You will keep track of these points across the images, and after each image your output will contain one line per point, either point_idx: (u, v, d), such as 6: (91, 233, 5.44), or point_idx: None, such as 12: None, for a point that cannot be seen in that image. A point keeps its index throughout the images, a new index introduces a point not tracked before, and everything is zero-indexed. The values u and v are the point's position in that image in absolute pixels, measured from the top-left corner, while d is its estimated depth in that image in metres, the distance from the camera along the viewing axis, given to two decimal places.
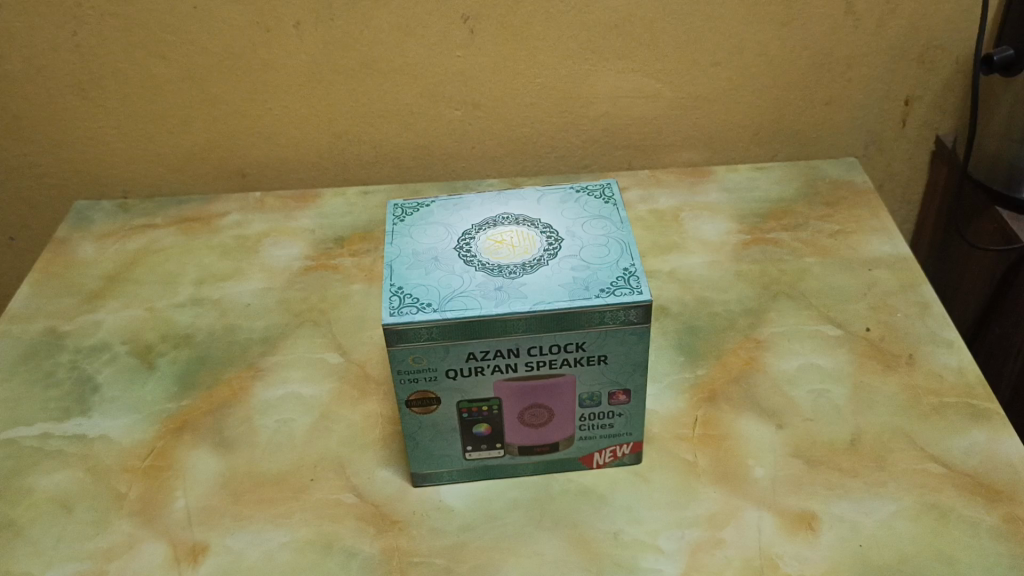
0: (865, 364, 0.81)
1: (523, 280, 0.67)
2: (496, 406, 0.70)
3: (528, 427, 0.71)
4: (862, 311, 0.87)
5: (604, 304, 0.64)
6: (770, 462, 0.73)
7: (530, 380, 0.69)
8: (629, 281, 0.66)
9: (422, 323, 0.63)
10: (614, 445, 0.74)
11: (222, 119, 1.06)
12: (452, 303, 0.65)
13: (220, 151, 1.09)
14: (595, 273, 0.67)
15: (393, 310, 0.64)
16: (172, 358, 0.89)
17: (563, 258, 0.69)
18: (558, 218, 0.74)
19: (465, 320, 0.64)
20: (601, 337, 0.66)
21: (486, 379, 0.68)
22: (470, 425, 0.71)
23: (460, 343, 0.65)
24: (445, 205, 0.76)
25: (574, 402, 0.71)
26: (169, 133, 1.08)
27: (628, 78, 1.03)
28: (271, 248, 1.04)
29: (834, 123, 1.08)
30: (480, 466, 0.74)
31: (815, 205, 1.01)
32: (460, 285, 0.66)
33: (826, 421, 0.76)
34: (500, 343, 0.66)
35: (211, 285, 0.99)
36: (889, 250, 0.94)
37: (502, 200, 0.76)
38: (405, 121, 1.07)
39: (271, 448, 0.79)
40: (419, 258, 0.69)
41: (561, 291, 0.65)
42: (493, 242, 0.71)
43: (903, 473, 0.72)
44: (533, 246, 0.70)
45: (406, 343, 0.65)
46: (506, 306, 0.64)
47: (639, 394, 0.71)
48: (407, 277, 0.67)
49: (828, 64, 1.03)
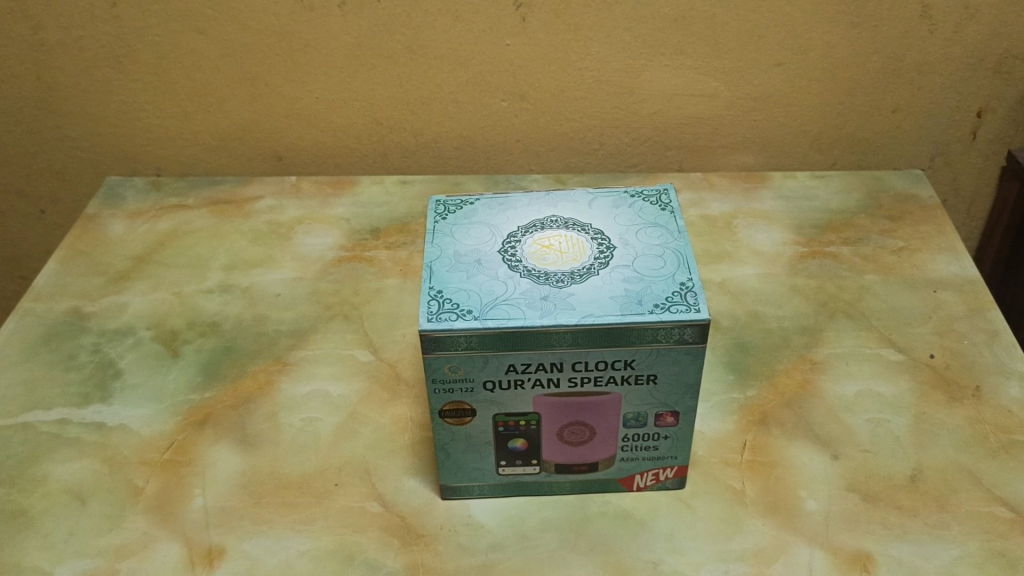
0: (928, 394, 0.76)
1: (572, 289, 0.62)
2: (534, 421, 0.66)
3: (567, 445, 0.67)
4: (927, 336, 0.81)
5: (657, 321, 0.60)
6: (824, 495, 0.69)
7: (573, 397, 0.65)
8: (685, 296, 0.61)
9: (461, 331, 0.59)
10: (657, 468, 0.69)
11: (260, 100, 1.03)
12: (495, 311, 0.61)
13: (256, 133, 1.06)
14: (649, 286, 0.62)
15: (430, 316, 0.60)
16: (197, 347, 0.86)
17: (614, 268, 0.64)
18: (610, 225, 0.69)
19: (507, 330, 0.60)
20: (652, 355, 0.62)
21: (525, 393, 0.64)
22: (506, 439, 0.67)
23: (501, 354, 0.61)
24: (490, 203, 0.72)
25: (617, 422, 0.66)
26: (206, 112, 1.04)
27: (684, 75, 0.98)
28: (303, 236, 1.00)
29: (900, 132, 1.03)
30: (513, 482, 0.70)
31: (877, 219, 0.96)
32: (504, 292, 0.62)
33: (885, 453, 0.71)
34: (543, 357, 0.61)
35: (241, 272, 0.96)
36: (957, 270, 0.88)
37: (550, 202, 0.72)
38: (449, 110, 1.02)
39: (294, 448, 0.75)
40: (461, 261, 0.65)
41: (612, 304, 0.61)
42: (541, 246, 0.67)
43: (966, 516, 0.66)
44: (583, 253, 0.66)
45: (443, 352, 0.61)
46: (552, 317, 0.60)
47: (688, 416, 0.66)
48: (447, 281, 0.63)
49: (898, 70, 0.97)
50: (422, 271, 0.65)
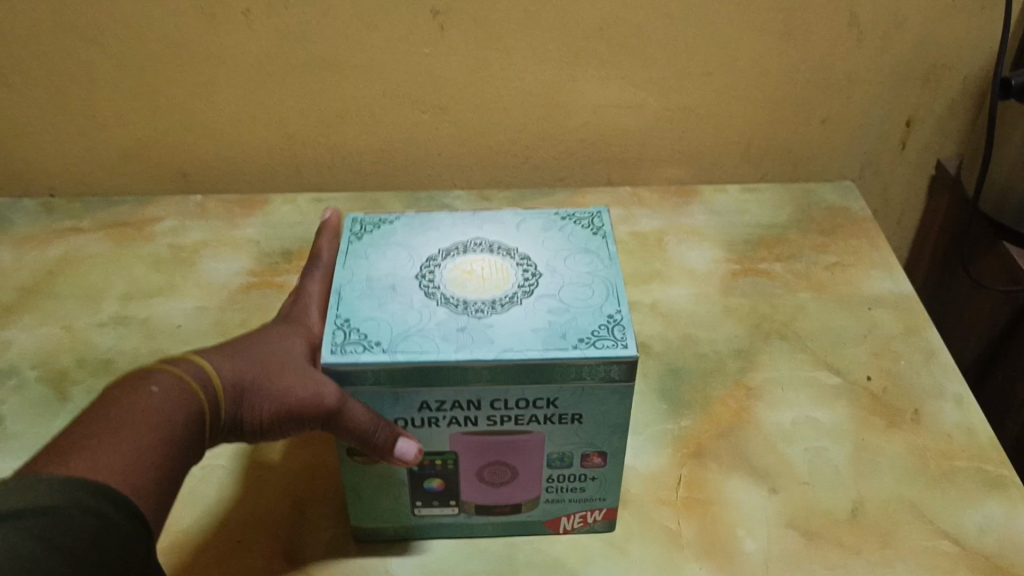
0: (866, 419, 0.73)
1: (491, 320, 0.57)
2: (451, 461, 0.61)
3: (487, 485, 0.62)
4: (863, 357, 0.79)
5: (581, 357, 0.55)
6: (763, 533, 0.65)
7: (492, 436, 0.60)
8: (612, 330, 0.56)
9: (367, 365, 0.54)
10: (585, 510, 0.65)
11: (161, 114, 0.96)
12: (405, 344, 0.55)
13: (158, 149, 0.99)
14: (575, 318, 0.57)
15: (333, 347, 0.55)
16: (87, 387, 0.79)
17: (539, 297, 0.59)
18: (538, 249, 0.64)
19: (418, 365, 0.54)
20: (577, 394, 0.57)
21: (441, 431, 0.59)
22: (421, 480, 0.62)
23: (412, 391, 0.56)
24: (410, 223, 0.67)
25: (542, 463, 0.62)
26: (101, 127, 0.97)
27: (611, 86, 0.94)
28: (209, 260, 0.93)
29: (830, 143, 1.00)
30: (430, 524, 0.65)
31: (809, 233, 0.93)
32: (417, 322, 0.57)
33: (825, 486, 0.68)
34: (459, 394, 0.56)
35: (139, 301, 0.89)
36: (891, 287, 0.86)
37: (476, 222, 0.67)
38: (365, 124, 0.97)
39: (192, 501, 0.68)
40: (373, 287, 0.60)
41: (534, 338, 0.56)
42: (462, 271, 0.62)
43: (911, 551, 0.63)
44: (507, 280, 0.61)
45: (348, 388, 0.56)
46: (468, 351, 0.55)
47: (616, 457, 0.62)
48: (356, 308, 0.58)
49: (828, 80, 0.94)
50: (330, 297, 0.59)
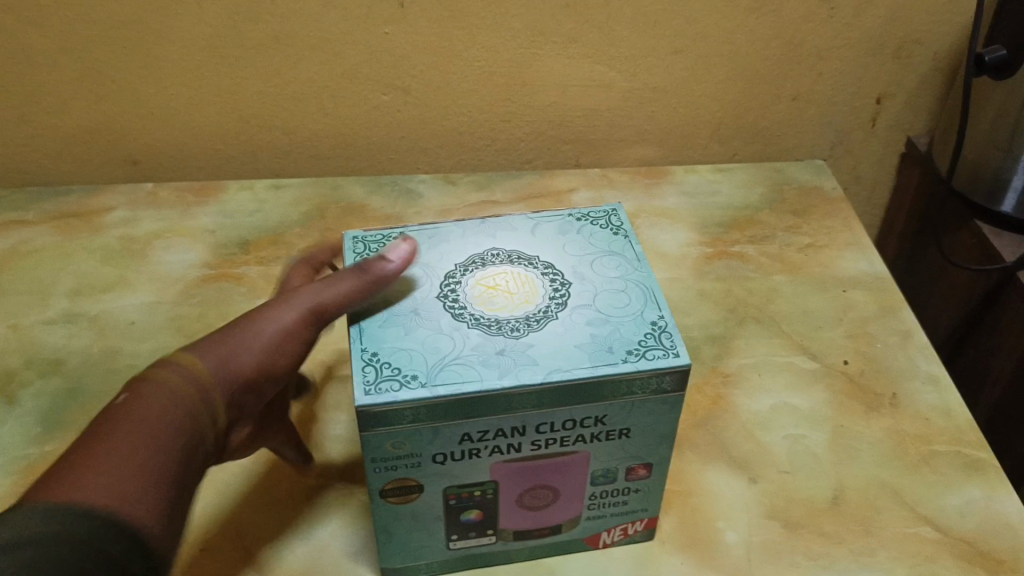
0: (844, 403, 0.72)
1: (529, 339, 0.54)
2: (491, 490, 0.57)
3: (528, 511, 0.59)
4: (839, 340, 0.77)
5: (635, 371, 0.52)
6: (743, 525, 0.63)
7: (535, 461, 0.56)
8: (659, 338, 0.54)
9: (405, 402, 0.50)
10: (625, 522, 0.62)
11: (107, 99, 0.91)
12: (444, 374, 0.51)
13: (106, 136, 0.95)
14: (617, 329, 0.55)
15: (367, 387, 0.51)
16: (35, 389, 0.75)
17: (575, 309, 0.57)
18: (560, 256, 0.62)
19: (462, 396, 0.50)
20: (626, 409, 0.54)
21: (482, 462, 0.55)
22: (458, 512, 0.58)
23: (453, 424, 0.52)
24: (419, 237, 0.64)
25: (584, 482, 0.59)
26: (42, 113, 0.92)
27: (578, 64, 0.91)
28: (162, 252, 0.89)
29: (801, 120, 0.99)
30: (467, 554, 0.61)
31: (782, 214, 0.92)
32: (452, 348, 0.53)
33: (805, 474, 0.67)
34: (503, 422, 0.53)
35: (89, 297, 0.85)
36: (865, 268, 0.85)
37: (488, 232, 0.64)
38: (324, 106, 0.93)
39: None
40: (395, 314, 0.57)
41: (580, 354, 0.53)
42: (485, 287, 0.59)
43: (892, 539, 0.62)
44: (536, 293, 0.58)
45: (387, 428, 0.51)
46: (512, 376, 0.51)
47: (662, 466, 0.59)
48: (382, 340, 0.54)
49: (798, 57, 0.92)
50: (351, 333, 0.55)
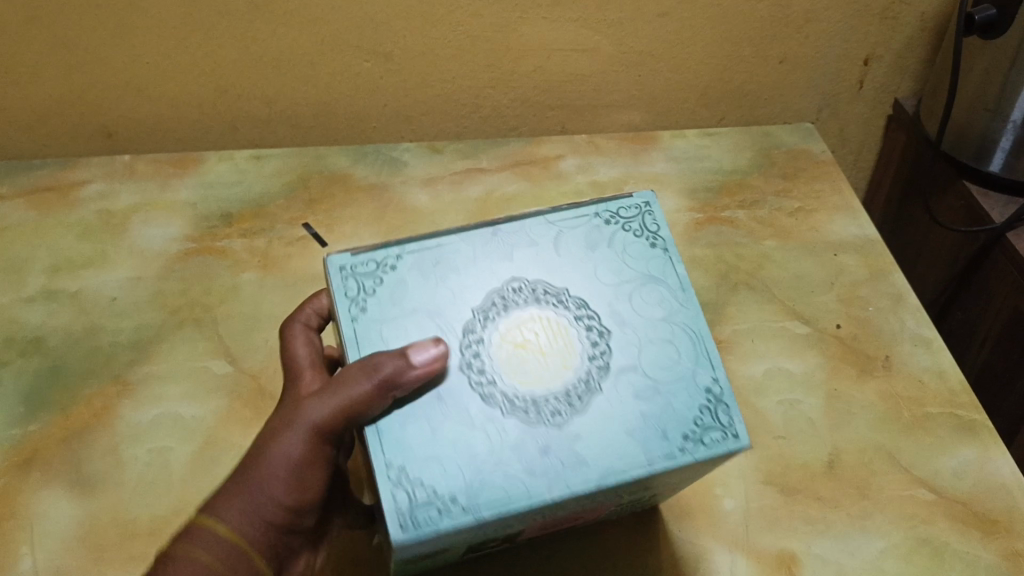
0: (837, 367, 0.72)
1: (575, 429, 0.52)
2: (516, 534, 0.56)
3: (548, 531, 0.57)
4: (831, 304, 0.77)
5: (692, 461, 0.52)
6: (741, 491, 0.63)
7: (568, 517, 0.55)
8: (715, 414, 0.53)
9: (450, 531, 0.48)
10: (637, 513, 0.62)
11: (76, 70, 0.88)
12: (487, 490, 0.49)
13: (77, 108, 0.92)
14: (670, 404, 0.53)
15: (404, 522, 0.48)
16: (15, 370, 0.73)
17: (618, 377, 0.54)
18: (590, 286, 0.57)
19: (510, 513, 0.49)
20: (673, 478, 0.54)
21: (518, 529, 0.54)
22: (480, 545, 0.56)
23: (497, 524, 0.51)
24: (423, 266, 0.57)
25: (611, 509, 0.56)
26: (9, 85, 0.89)
27: (562, 29, 0.88)
28: (141, 226, 0.87)
29: (789, 82, 0.97)
30: (482, 556, 0.60)
31: (771, 178, 0.91)
32: (492, 450, 0.51)
33: (800, 439, 0.67)
34: (548, 512, 0.52)
35: (68, 273, 0.83)
36: (856, 232, 0.84)
37: (504, 251, 0.57)
38: (302, 75, 0.90)
39: (141, 488, 0.65)
40: (418, 392, 0.52)
41: (634, 446, 0.52)
42: (514, 343, 0.54)
43: (889, 501, 0.62)
44: (571, 350, 0.55)
45: (427, 543, 0.50)
46: (564, 485, 0.50)
47: (685, 483, 0.57)
48: (408, 446, 0.51)
49: (784, 19, 0.90)
50: (369, 435, 0.51)
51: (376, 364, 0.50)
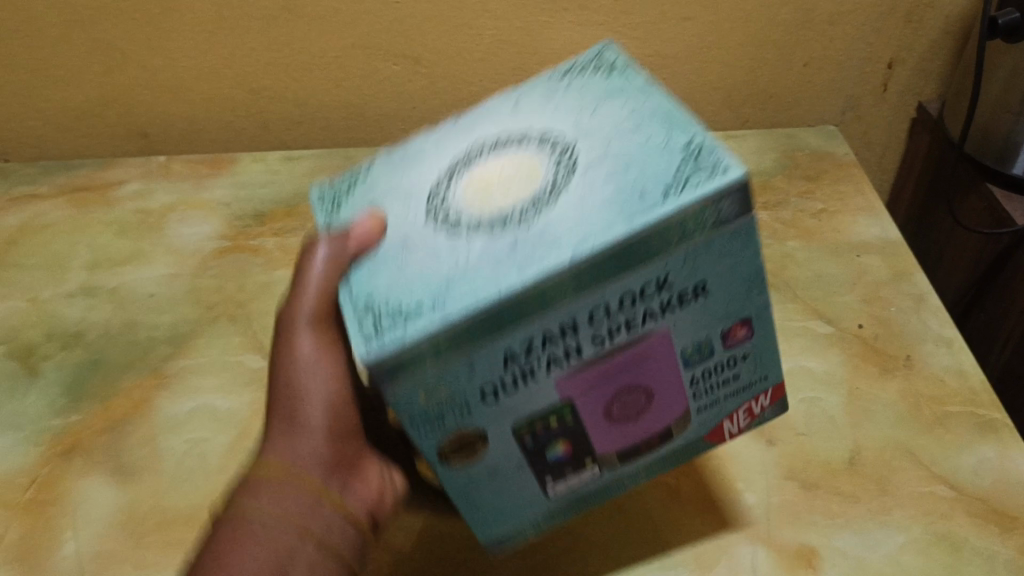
0: (859, 366, 0.73)
1: (544, 218, 0.44)
2: (568, 413, 0.48)
3: (619, 423, 0.49)
4: (853, 304, 0.78)
5: (678, 206, 0.41)
6: (762, 487, 0.65)
7: (610, 358, 0.46)
8: (698, 160, 0.43)
9: (416, 340, 0.41)
10: (748, 401, 0.53)
11: (112, 71, 0.91)
12: (454, 293, 0.42)
13: (113, 109, 0.95)
14: (645, 167, 0.44)
15: (363, 345, 0.41)
16: (57, 363, 0.76)
17: (588, 167, 0.46)
18: (557, 115, 0.52)
19: (477, 313, 0.41)
20: (690, 259, 0.43)
21: (542, 384, 0.45)
22: (542, 451, 0.49)
23: (483, 349, 0.42)
24: (390, 163, 0.56)
25: (677, 367, 0.48)
26: (53, 86, 0.92)
27: (589, 32, 0.90)
28: (177, 225, 0.90)
29: (813, 85, 0.98)
30: (570, 496, 0.53)
31: (794, 179, 0.92)
32: (454, 263, 0.44)
33: (821, 437, 0.68)
34: (548, 324, 0.42)
35: (106, 270, 0.85)
36: (879, 232, 0.85)
37: (468, 126, 0.55)
38: (333, 77, 0.92)
39: (179, 476, 0.67)
40: (379, 253, 0.48)
41: (610, 209, 0.42)
42: (480, 182, 0.49)
43: (908, 497, 0.63)
44: (540, 167, 0.48)
45: (408, 383, 0.42)
46: (532, 268, 0.41)
47: (761, 322, 0.49)
48: (375, 286, 0.45)
49: (808, 23, 0.91)
50: (341, 300, 0.47)
51: (318, 241, 0.51)
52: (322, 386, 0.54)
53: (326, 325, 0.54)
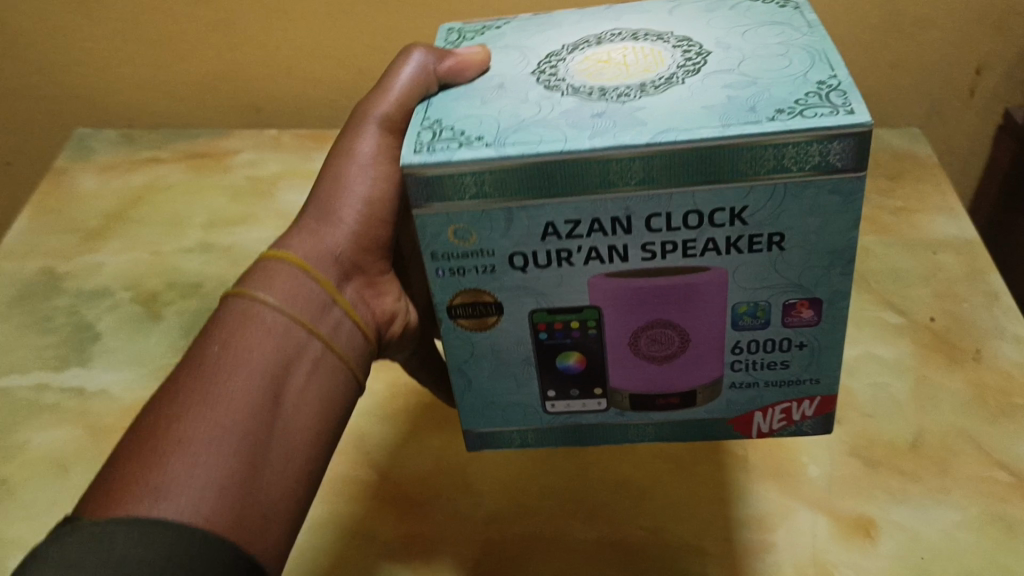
0: (928, 356, 0.75)
1: (639, 103, 0.48)
2: (593, 325, 0.51)
3: (643, 355, 0.52)
4: (925, 297, 0.80)
5: (783, 131, 0.43)
6: (826, 461, 0.68)
7: (649, 278, 0.49)
8: (826, 96, 0.45)
9: (469, 163, 0.45)
10: (790, 401, 0.55)
11: (234, 49, 0.99)
12: (518, 137, 0.46)
13: (232, 84, 1.03)
14: (769, 87, 0.47)
15: (419, 147, 0.46)
16: (176, 309, 0.84)
17: (709, 74, 0.50)
18: (699, 31, 0.56)
19: (537, 160, 0.44)
20: (772, 198, 0.45)
21: (577, 273, 0.49)
22: (555, 355, 0.53)
23: (527, 208, 0.46)
24: (523, 26, 0.62)
25: (725, 321, 0.51)
26: (182, 61, 1.01)
27: None
28: (286, 192, 0.97)
29: (899, 87, 1.00)
30: (569, 423, 0.56)
31: (875, 178, 0.95)
32: (539, 113, 0.48)
33: (885, 418, 0.71)
34: (601, 209, 0.46)
35: (221, 229, 0.93)
36: (956, 231, 0.87)
37: (611, 17, 0.60)
38: None
39: None
40: (477, 90, 0.53)
41: (709, 115, 0.45)
42: (598, 61, 0.54)
43: (967, 480, 0.66)
44: (661, 63, 0.53)
45: (445, 204, 0.46)
46: (607, 137, 0.44)
47: (833, 315, 0.50)
48: (454, 111, 0.50)
49: (897, 26, 0.94)
50: (419, 108, 0.52)
51: (412, 52, 0.61)
52: (365, 185, 0.61)
53: (389, 133, 0.63)
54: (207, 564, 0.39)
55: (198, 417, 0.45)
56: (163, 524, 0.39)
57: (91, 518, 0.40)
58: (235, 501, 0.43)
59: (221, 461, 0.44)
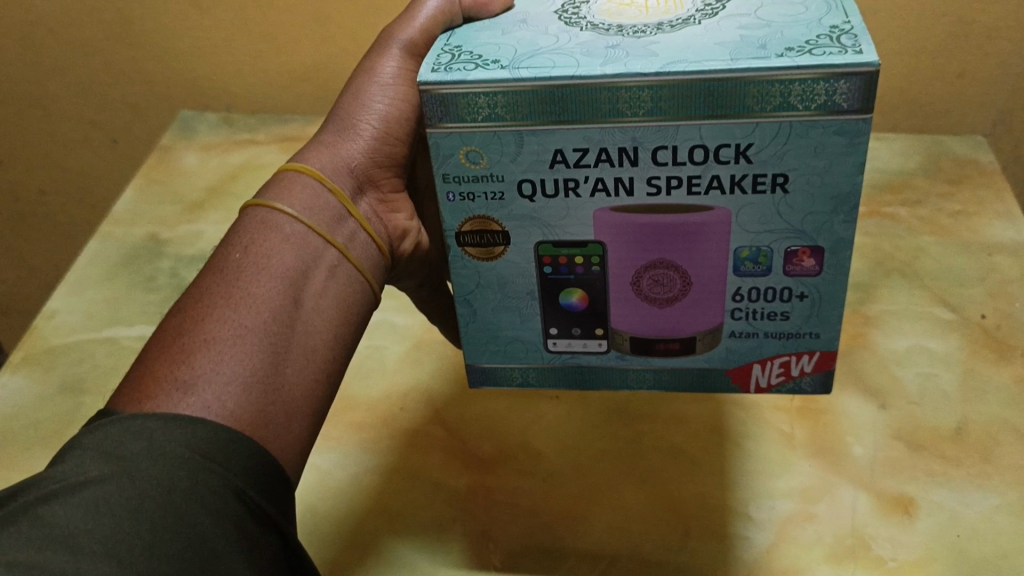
0: (977, 351, 0.78)
1: (654, 39, 0.51)
2: (597, 260, 0.54)
3: (644, 292, 0.55)
4: (979, 297, 0.83)
5: (792, 67, 0.46)
6: (870, 441, 0.72)
7: (650, 215, 0.52)
8: (837, 39, 0.48)
9: (481, 83, 0.49)
10: (789, 355, 0.57)
11: (329, 40, 1.07)
12: (530, 62, 0.50)
13: (324, 73, 1.10)
14: (782, 30, 0.50)
15: (437, 67, 0.50)
16: None
17: (725, 18, 0.52)
18: None
19: (549, 84, 0.48)
20: (777, 135, 0.48)
21: (584, 205, 0.52)
22: (559, 291, 0.56)
23: (536, 134, 0.49)
24: None
25: (727, 266, 0.53)
26: (280, 51, 1.09)
27: None
28: None
29: (967, 95, 1.01)
30: (569, 364, 0.59)
31: (936, 182, 0.97)
32: (554, 44, 0.52)
33: (931, 406, 0.74)
34: (607, 138, 0.49)
35: None
36: (1014, 236, 0.89)
37: None
38: None
39: (363, 372, 0.83)
40: (501, 24, 0.56)
41: (722, 51, 0.48)
42: (620, 4, 0.57)
43: (1009, 467, 0.68)
44: (681, 8, 0.55)
45: (457, 124, 0.50)
46: (618, 66, 0.48)
47: (833, 265, 0.52)
48: (474, 38, 0.54)
49: (965, 35, 0.96)
50: (443, 36, 0.56)
51: None
52: (384, 104, 0.64)
53: (414, 57, 0.66)
54: (231, 455, 0.45)
55: (220, 319, 0.50)
56: (188, 415, 0.46)
57: (125, 411, 0.46)
58: (257, 393, 0.49)
59: (242, 359, 0.50)
